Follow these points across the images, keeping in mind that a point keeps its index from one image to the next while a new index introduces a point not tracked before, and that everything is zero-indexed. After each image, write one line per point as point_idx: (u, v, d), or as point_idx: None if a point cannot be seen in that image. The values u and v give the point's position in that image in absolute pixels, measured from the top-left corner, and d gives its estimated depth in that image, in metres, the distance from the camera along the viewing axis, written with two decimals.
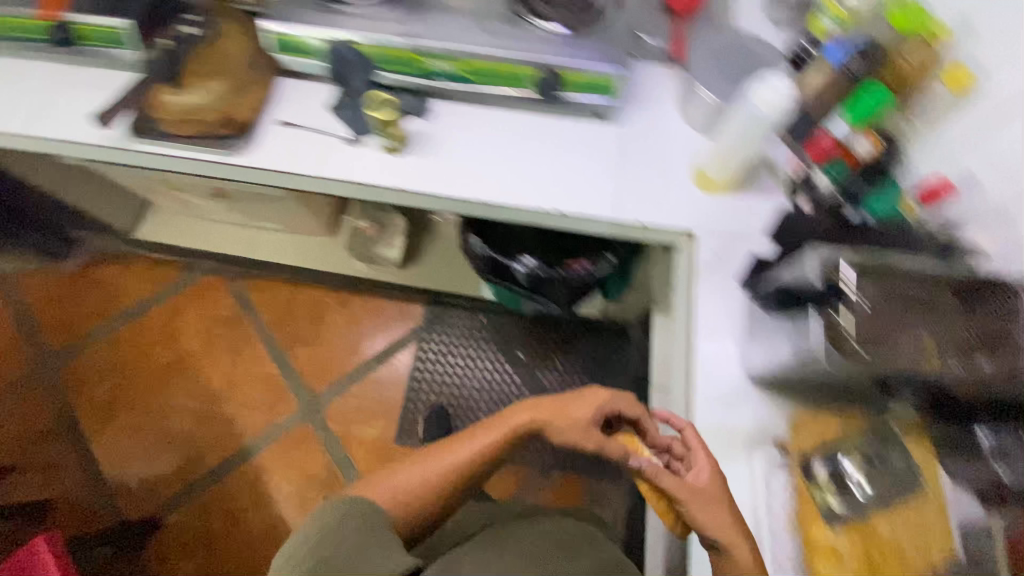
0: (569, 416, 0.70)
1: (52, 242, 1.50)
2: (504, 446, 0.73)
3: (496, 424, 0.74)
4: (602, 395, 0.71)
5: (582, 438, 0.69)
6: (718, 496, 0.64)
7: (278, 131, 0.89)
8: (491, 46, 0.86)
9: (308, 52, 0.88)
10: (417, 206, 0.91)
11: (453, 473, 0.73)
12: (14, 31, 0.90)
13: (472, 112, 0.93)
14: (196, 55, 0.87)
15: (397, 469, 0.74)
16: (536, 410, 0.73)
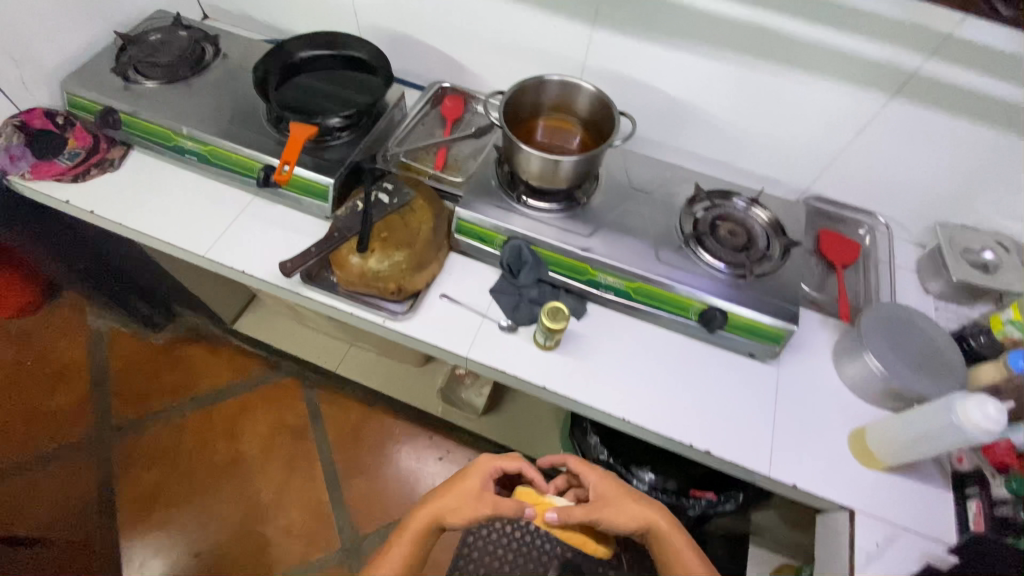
0: (463, 490, 0.88)
1: (157, 314, 1.52)
2: (417, 544, 0.85)
3: (401, 532, 0.86)
4: (483, 464, 0.90)
5: (483, 501, 0.86)
6: (617, 493, 0.86)
7: (439, 304, 0.92)
8: (666, 274, 0.87)
9: (490, 241, 0.93)
10: (558, 406, 0.88)
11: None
12: (229, 165, 0.97)
13: (628, 325, 0.93)
14: (387, 223, 0.93)
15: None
16: (432, 502, 0.87)
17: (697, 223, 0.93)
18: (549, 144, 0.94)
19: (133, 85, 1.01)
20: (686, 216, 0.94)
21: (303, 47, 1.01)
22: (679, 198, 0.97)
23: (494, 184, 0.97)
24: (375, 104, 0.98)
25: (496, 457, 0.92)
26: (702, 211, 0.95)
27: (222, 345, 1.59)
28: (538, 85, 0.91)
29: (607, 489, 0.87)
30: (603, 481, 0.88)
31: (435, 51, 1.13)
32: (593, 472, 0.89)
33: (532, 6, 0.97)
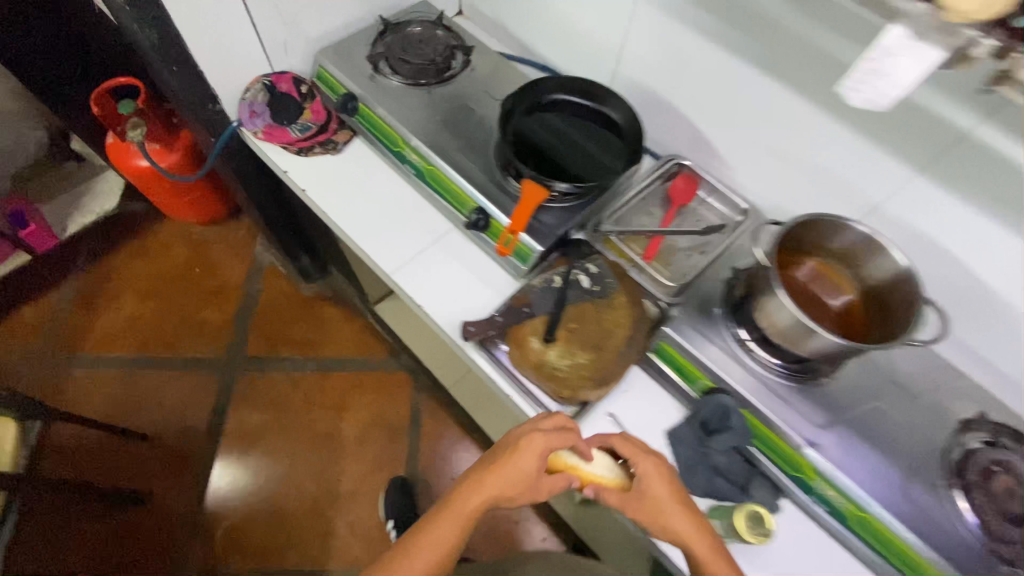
0: (518, 478, 0.69)
1: (313, 269, 1.57)
2: (465, 528, 0.71)
3: (449, 516, 0.70)
4: (536, 447, 0.69)
5: (539, 493, 0.69)
6: (660, 495, 0.68)
7: (604, 424, 0.79)
8: (906, 521, 0.68)
9: (690, 381, 0.78)
10: None
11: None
12: (444, 191, 0.93)
13: (823, 550, 0.74)
14: (582, 312, 0.81)
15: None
16: (485, 485, 0.70)
17: (967, 460, 0.71)
18: (806, 293, 0.76)
19: (380, 76, 0.99)
20: (953, 445, 0.72)
21: (560, 87, 0.92)
22: (950, 415, 0.75)
23: (716, 312, 0.82)
24: (612, 179, 0.86)
25: (552, 436, 0.69)
26: (975, 444, 0.72)
27: (356, 316, 1.61)
28: (833, 227, 0.73)
29: (656, 487, 0.68)
30: (650, 476, 0.69)
31: (692, 126, 0.98)
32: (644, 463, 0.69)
33: (840, 121, 0.79)
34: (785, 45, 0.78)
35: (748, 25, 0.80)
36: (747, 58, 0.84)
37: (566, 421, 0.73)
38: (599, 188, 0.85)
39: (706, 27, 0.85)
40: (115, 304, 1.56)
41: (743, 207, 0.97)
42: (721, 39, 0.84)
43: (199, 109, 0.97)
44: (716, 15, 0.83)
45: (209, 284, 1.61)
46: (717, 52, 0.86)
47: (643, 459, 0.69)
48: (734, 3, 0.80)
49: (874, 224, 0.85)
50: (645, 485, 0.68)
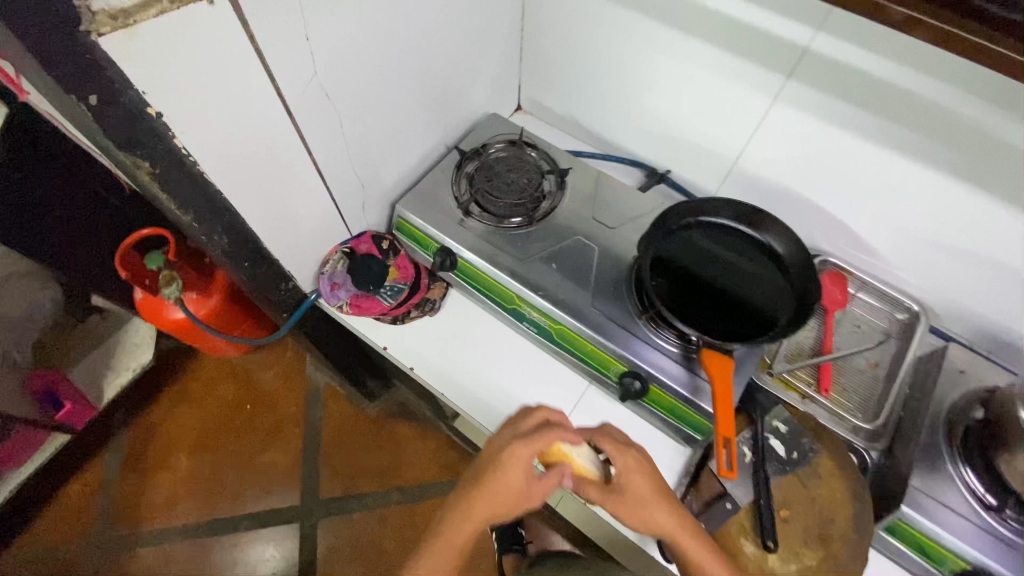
0: (509, 493, 0.61)
1: (378, 388, 1.42)
2: (465, 550, 0.65)
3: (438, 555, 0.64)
4: (522, 457, 0.61)
5: (534, 499, 0.62)
6: (645, 491, 0.63)
7: None
8: None
9: (934, 558, 0.69)
10: None
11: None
12: (581, 353, 0.80)
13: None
14: (791, 494, 0.69)
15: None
16: (472, 516, 0.62)
17: None
18: None
19: (471, 219, 0.85)
20: None
21: (698, 209, 0.79)
22: None
23: (947, 465, 0.70)
24: (784, 318, 0.71)
25: (537, 440, 0.61)
26: None
27: (431, 431, 1.47)
28: None
29: (638, 482, 0.63)
30: (630, 471, 0.64)
31: (837, 223, 0.86)
32: (623, 457, 0.64)
33: None
34: (996, 151, 0.64)
35: (942, 130, 0.66)
36: (932, 161, 0.70)
37: (548, 417, 0.66)
38: (771, 330, 0.70)
39: (868, 129, 0.71)
40: (168, 463, 1.41)
41: (910, 306, 0.84)
42: (895, 140, 0.71)
43: (273, 294, 0.82)
44: (891, 117, 0.69)
45: (264, 422, 1.46)
46: (885, 153, 0.73)
47: (621, 454, 0.63)
48: (913, 106, 0.66)
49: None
50: (628, 483, 0.64)
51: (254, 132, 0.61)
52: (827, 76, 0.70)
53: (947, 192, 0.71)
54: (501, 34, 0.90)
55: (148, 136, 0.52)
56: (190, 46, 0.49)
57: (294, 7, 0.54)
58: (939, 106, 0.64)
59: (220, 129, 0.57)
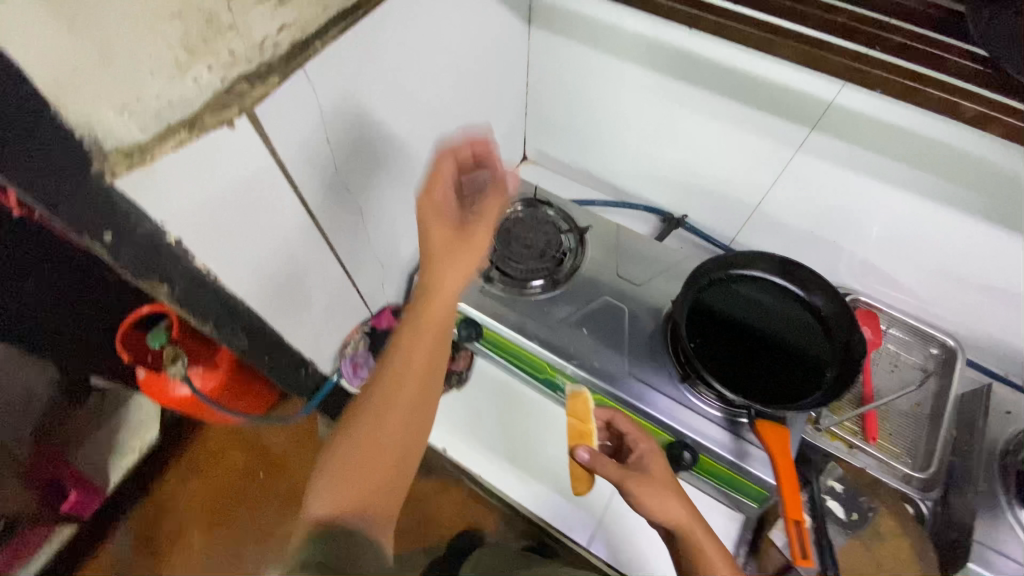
0: (446, 228, 0.58)
1: None
2: (437, 342, 0.58)
3: (406, 396, 0.55)
4: (437, 192, 0.58)
5: (469, 235, 0.57)
6: (666, 475, 0.63)
7: None
8: None
9: None
10: None
11: (406, 471, 0.56)
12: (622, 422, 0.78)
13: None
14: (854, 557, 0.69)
15: (340, 513, 0.51)
16: (426, 272, 0.57)
17: None
18: None
19: (492, 286, 0.82)
20: None
21: (741, 262, 0.76)
22: None
23: (1009, 513, 0.67)
24: (831, 375, 0.69)
25: (443, 166, 0.60)
26: None
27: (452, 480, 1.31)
28: None
29: (658, 469, 0.64)
30: (651, 456, 0.66)
31: (863, 263, 0.85)
32: (647, 442, 0.68)
33: None
34: None
35: (972, 177, 0.65)
36: (963, 206, 0.69)
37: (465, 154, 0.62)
38: (820, 389, 0.69)
39: (895, 175, 0.70)
40: (182, 542, 1.35)
41: (947, 342, 0.81)
42: (923, 187, 0.70)
43: (295, 382, 0.78)
44: (919, 166, 0.68)
45: (280, 491, 1.40)
46: (913, 199, 0.72)
47: (645, 437, 0.68)
48: (941, 156, 0.65)
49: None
50: (649, 465, 0.64)
51: (274, 236, 0.57)
52: (850, 127, 0.69)
53: (979, 234, 0.70)
54: (509, 92, 0.89)
55: (168, 262, 0.49)
56: (211, 163, 0.46)
57: (314, 115, 0.52)
58: (970, 156, 0.63)
59: (239, 234, 0.54)
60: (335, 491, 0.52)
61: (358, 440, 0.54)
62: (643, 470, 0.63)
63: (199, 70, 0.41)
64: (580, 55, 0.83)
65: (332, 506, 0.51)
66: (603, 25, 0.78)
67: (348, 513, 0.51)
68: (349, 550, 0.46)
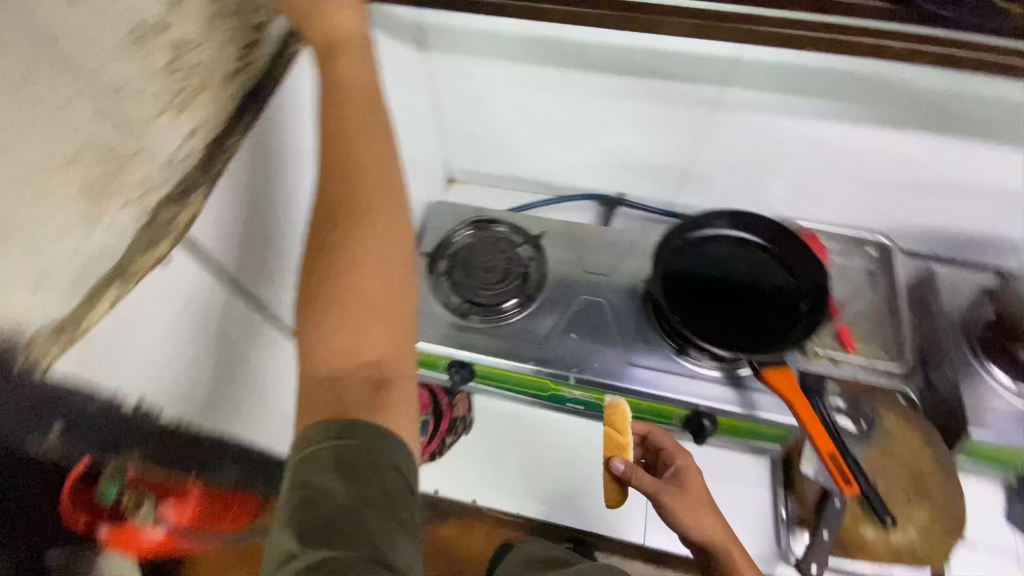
0: (317, 27, 0.47)
1: None
2: (376, 140, 0.46)
3: (374, 220, 0.44)
4: None
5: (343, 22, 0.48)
6: (702, 491, 0.64)
7: (968, 557, 0.73)
8: None
9: (1006, 463, 0.75)
10: None
11: (409, 313, 0.45)
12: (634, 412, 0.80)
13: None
14: (874, 460, 0.73)
15: (343, 376, 0.41)
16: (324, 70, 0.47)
17: None
18: None
19: (469, 320, 0.79)
20: None
21: (697, 224, 0.81)
22: None
23: (980, 371, 0.76)
24: (806, 306, 0.74)
25: None
26: None
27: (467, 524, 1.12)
28: None
29: (694, 482, 0.66)
30: (689, 470, 0.67)
31: (792, 194, 0.91)
32: (685, 455, 0.68)
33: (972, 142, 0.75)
34: (910, 98, 0.72)
35: (861, 92, 0.73)
36: (860, 118, 0.77)
37: None
38: (801, 322, 0.73)
39: (798, 107, 0.77)
40: None
41: (877, 240, 0.89)
42: (824, 110, 0.77)
43: None
44: (816, 94, 0.75)
45: None
46: (819, 124, 0.79)
47: (684, 452, 0.68)
48: (833, 79, 0.72)
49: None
50: (685, 479, 0.66)
51: None
52: (751, 74, 0.75)
53: (879, 140, 0.79)
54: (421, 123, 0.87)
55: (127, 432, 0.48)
56: (140, 300, 0.44)
57: None
58: (856, 74, 0.71)
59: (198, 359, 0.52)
60: (329, 350, 0.41)
61: (334, 283, 0.42)
62: (678, 484, 0.65)
63: (116, 207, 0.41)
64: (481, 69, 0.83)
65: (326, 369, 0.42)
66: (499, 38, 0.78)
67: (354, 377, 0.41)
68: (363, 452, 0.37)
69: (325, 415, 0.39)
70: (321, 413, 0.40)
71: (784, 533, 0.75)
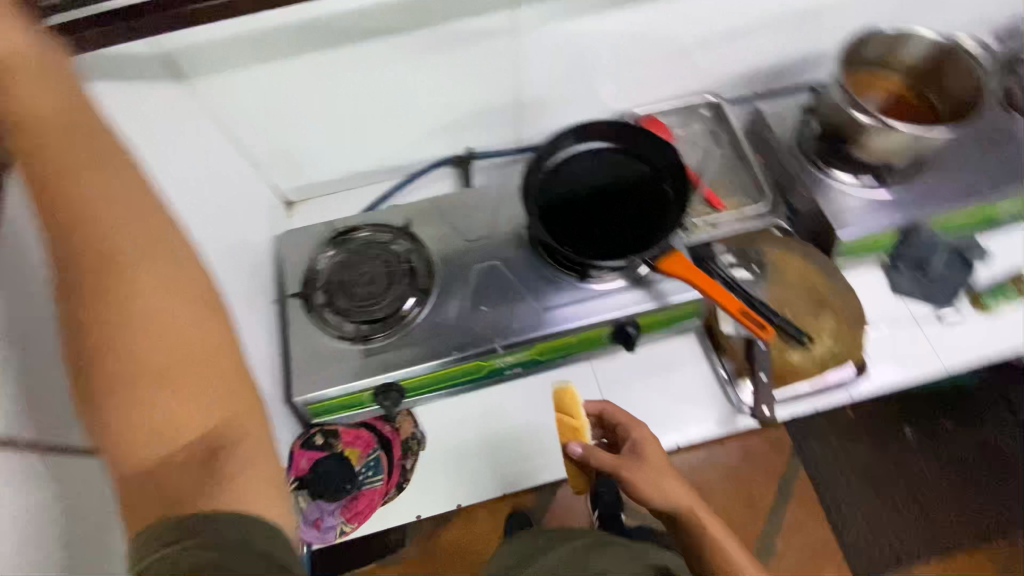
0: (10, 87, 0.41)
1: None
2: (121, 202, 0.40)
3: (147, 281, 0.39)
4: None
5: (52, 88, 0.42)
6: (662, 459, 0.63)
7: (876, 337, 0.84)
8: None
9: (875, 248, 0.85)
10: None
11: (234, 365, 0.40)
12: (568, 351, 0.80)
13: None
14: (776, 294, 0.80)
15: (168, 461, 0.36)
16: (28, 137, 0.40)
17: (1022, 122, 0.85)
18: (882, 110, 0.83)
19: (373, 341, 0.74)
20: (1011, 118, 0.86)
21: (550, 152, 0.80)
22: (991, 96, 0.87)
23: (824, 180, 0.84)
24: (670, 187, 0.78)
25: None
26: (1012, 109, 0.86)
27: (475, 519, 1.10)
28: (884, 47, 0.81)
29: (654, 452, 0.64)
30: (648, 441, 0.65)
31: (619, 88, 0.92)
32: (639, 426, 0.66)
33: None
34: None
35: None
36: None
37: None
38: (672, 203, 0.76)
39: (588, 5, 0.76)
40: None
41: (705, 98, 0.94)
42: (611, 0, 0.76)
43: None
44: None
45: None
46: (613, 14, 0.78)
47: (637, 422, 0.66)
48: None
49: (821, 33, 0.89)
50: (644, 451, 0.64)
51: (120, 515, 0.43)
52: None
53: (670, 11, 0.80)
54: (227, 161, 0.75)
55: None
56: None
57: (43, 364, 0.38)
58: None
59: (58, 539, 0.44)
60: (142, 438, 0.35)
61: (122, 363, 0.36)
62: (637, 456, 0.63)
63: None
64: (264, 78, 0.73)
65: (146, 464, 0.36)
66: (262, 37, 0.67)
67: (183, 456, 0.36)
68: (213, 547, 0.33)
69: (159, 514, 0.35)
70: (156, 511, 0.35)
71: (732, 391, 0.81)
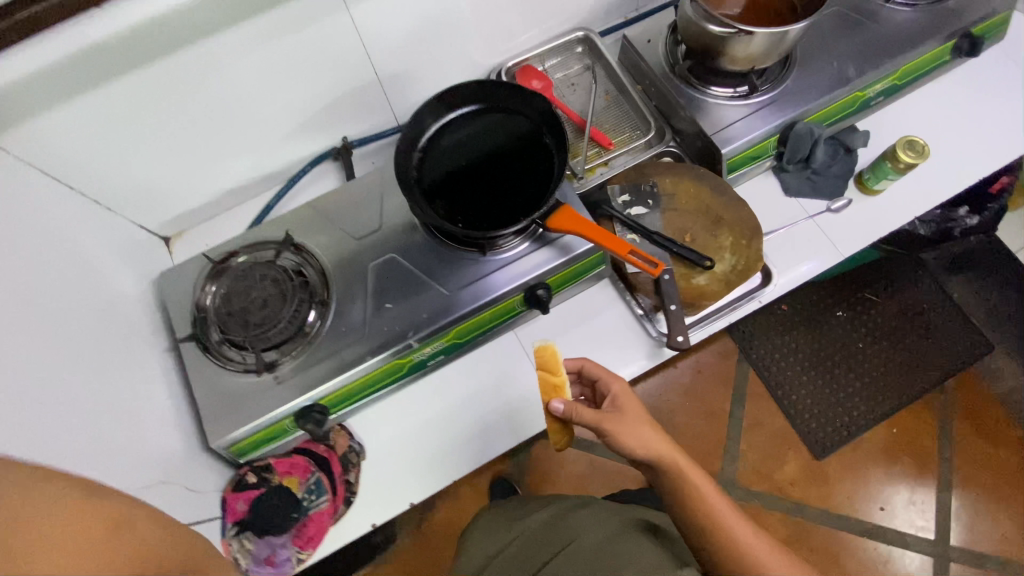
0: None
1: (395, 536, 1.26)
2: None
3: None
4: None
5: None
6: (641, 411, 0.61)
7: (775, 240, 0.86)
8: (924, 46, 0.83)
9: (761, 155, 0.85)
10: (918, 209, 0.86)
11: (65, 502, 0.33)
12: (487, 325, 0.79)
13: (913, 114, 0.91)
14: (674, 223, 0.80)
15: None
16: None
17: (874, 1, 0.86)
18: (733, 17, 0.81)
19: (280, 365, 0.70)
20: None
21: (419, 128, 0.76)
22: None
23: (701, 97, 0.82)
24: (547, 138, 0.75)
25: None
26: None
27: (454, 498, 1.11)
28: None
29: (634, 406, 0.61)
30: (627, 395, 0.63)
31: (483, 44, 0.87)
32: (615, 380, 0.64)
33: None
34: None
35: None
36: None
37: None
38: (552, 154, 0.74)
39: None
40: None
41: (578, 35, 0.92)
42: None
43: None
44: None
45: None
46: None
47: (614, 375, 0.65)
48: None
49: None
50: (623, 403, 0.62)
51: None
52: None
53: None
54: (71, 214, 0.68)
55: None
56: None
57: None
58: None
59: None
60: None
61: None
62: (619, 409, 0.61)
63: None
64: (84, 115, 0.65)
65: None
66: (64, 71, 0.58)
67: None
68: None
69: None
70: None
71: (650, 325, 0.82)
